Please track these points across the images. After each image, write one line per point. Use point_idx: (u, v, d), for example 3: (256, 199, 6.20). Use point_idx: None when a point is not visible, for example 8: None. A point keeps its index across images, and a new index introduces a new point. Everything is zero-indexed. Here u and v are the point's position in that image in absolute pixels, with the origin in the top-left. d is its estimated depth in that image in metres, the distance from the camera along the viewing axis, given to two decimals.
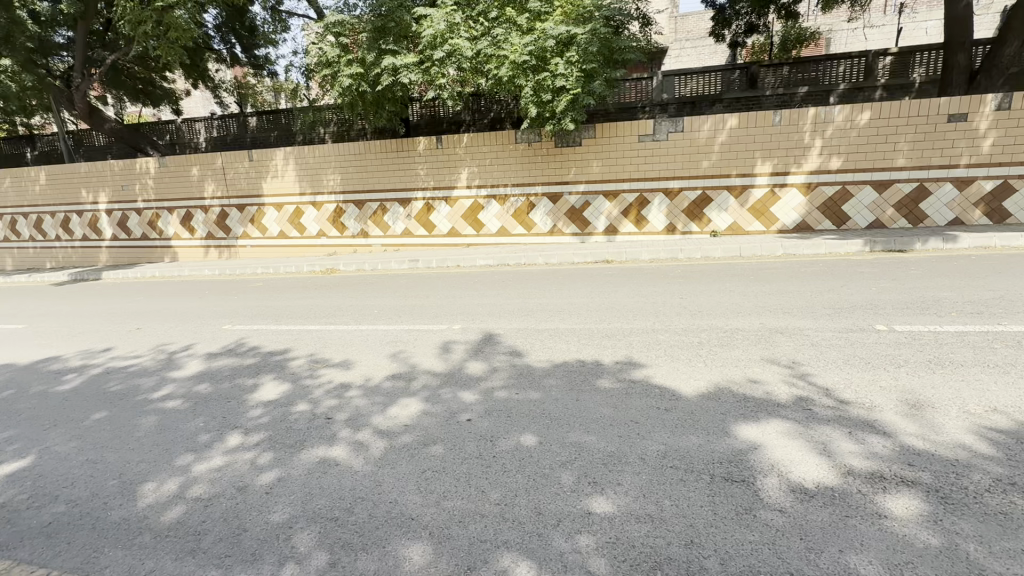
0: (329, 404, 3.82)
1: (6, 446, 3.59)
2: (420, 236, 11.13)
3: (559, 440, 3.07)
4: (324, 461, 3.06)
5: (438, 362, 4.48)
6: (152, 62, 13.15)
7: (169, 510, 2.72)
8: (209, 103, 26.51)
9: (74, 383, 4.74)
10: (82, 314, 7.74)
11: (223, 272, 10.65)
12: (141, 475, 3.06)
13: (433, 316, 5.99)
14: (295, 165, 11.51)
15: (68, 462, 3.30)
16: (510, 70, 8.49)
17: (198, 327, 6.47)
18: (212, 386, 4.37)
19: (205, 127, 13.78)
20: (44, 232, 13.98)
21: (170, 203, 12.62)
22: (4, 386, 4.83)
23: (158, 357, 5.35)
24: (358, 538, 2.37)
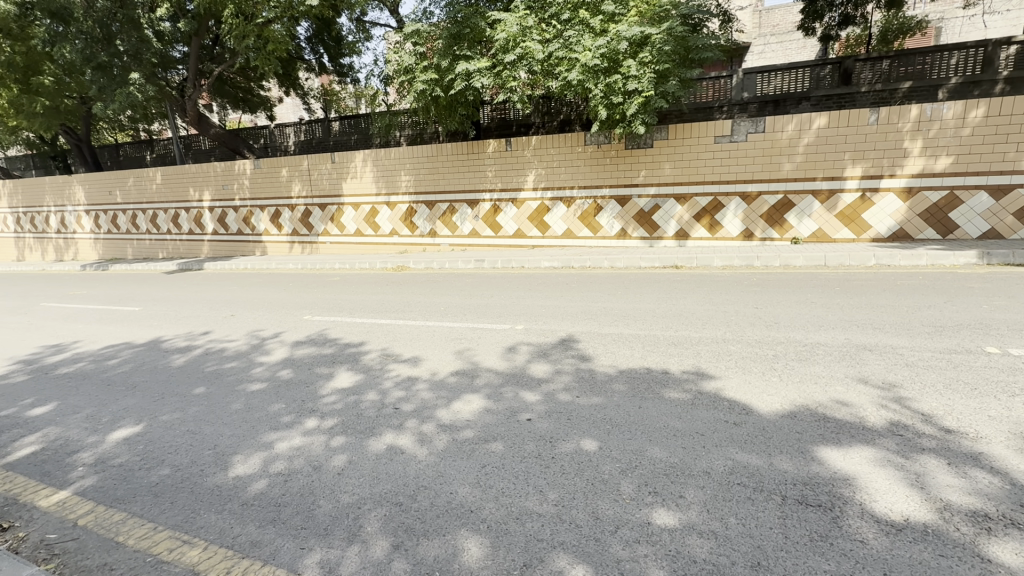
0: (397, 395, 4.00)
1: (124, 413, 4.09)
2: (486, 236, 11.36)
3: (619, 446, 3.03)
4: (391, 448, 3.22)
5: (501, 362, 4.56)
6: (252, 72, 14.42)
7: (253, 481, 2.97)
8: (298, 109, 28.64)
9: (179, 362, 5.31)
10: (187, 300, 8.65)
11: (305, 267, 11.47)
12: (231, 448, 3.38)
13: (497, 315, 6.11)
14: (373, 167, 12.15)
15: (173, 431, 3.71)
16: (579, 74, 8.44)
17: (283, 316, 7.03)
18: (294, 372, 4.73)
19: (293, 132, 14.85)
20: (157, 226, 15.73)
21: (262, 202, 13.78)
22: (123, 360, 5.50)
23: (249, 342, 5.88)
24: (420, 525, 2.47)
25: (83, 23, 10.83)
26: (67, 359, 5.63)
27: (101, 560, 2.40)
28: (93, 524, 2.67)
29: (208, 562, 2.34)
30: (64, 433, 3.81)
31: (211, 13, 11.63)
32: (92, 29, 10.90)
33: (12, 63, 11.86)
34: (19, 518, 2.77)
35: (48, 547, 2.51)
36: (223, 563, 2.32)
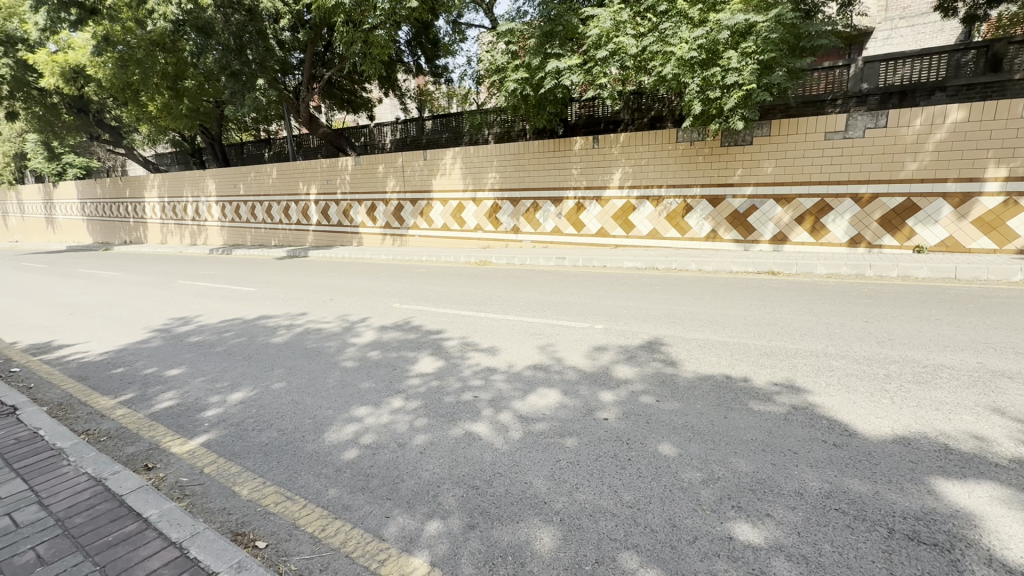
0: (476, 383, 4.14)
1: (240, 380, 4.63)
2: (568, 234, 11.32)
3: (700, 455, 2.90)
4: (469, 434, 3.35)
5: (579, 360, 4.56)
6: (357, 75, 15.51)
7: (346, 451, 3.24)
8: (395, 109, 30.37)
9: (285, 337, 5.89)
10: (293, 284, 9.55)
11: (396, 257, 12.16)
12: (327, 418, 3.70)
13: (577, 313, 6.09)
14: (461, 164, 12.58)
15: (280, 398, 4.13)
16: (675, 67, 8.08)
17: (375, 302, 7.53)
18: (383, 354, 5.06)
19: (390, 130, 15.80)
20: (271, 216, 17.49)
21: (360, 196, 14.80)
22: (240, 333, 6.21)
23: (344, 324, 6.37)
24: (495, 509, 2.55)
25: (220, 35, 12.04)
26: (197, 330, 6.46)
27: (222, 504, 2.74)
28: (215, 473, 3.07)
29: (307, 518, 2.59)
30: (194, 393, 4.38)
31: (325, 22, 12.67)
32: (228, 41, 12.10)
33: (165, 73, 13.73)
34: (159, 461, 3.24)
35: (181, 487, 2.92)
36: (319, 521, 2.56)
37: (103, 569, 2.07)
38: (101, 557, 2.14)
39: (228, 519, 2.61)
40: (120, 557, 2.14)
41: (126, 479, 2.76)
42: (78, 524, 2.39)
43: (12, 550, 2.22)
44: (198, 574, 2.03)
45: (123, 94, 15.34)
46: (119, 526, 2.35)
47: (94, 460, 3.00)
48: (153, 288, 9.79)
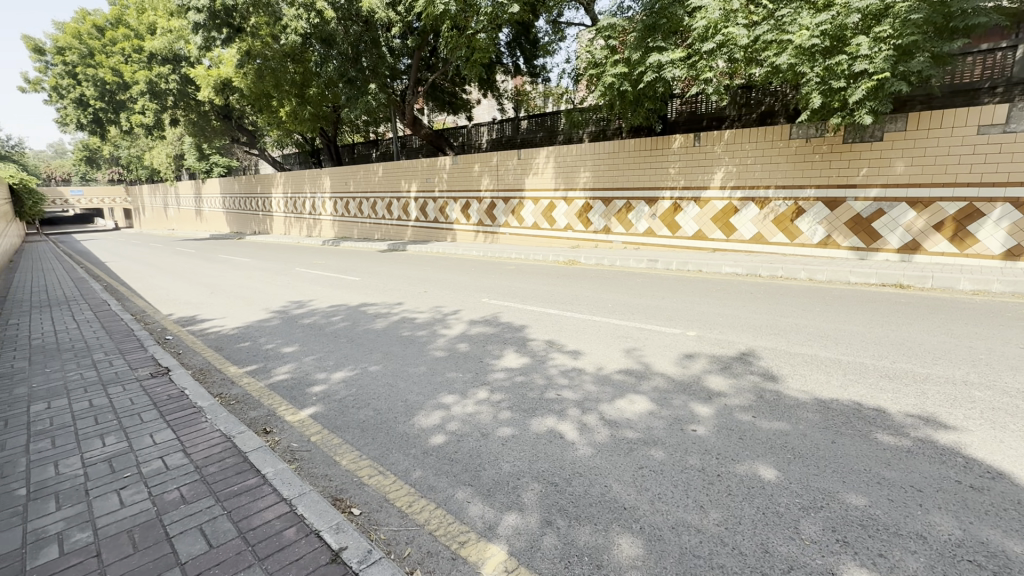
0: (560, 383, 4.15)
1: (343, 361, 5.06)
2: (662, 236, 10.89)
3: (801, 479, 2.67)
4: (552, 431, 3.37)
5: (668, 367, 4.38)
6: (459, 77, 16.17)
7: (434, 435, 3.42)
8: (492, 110, 31.21)
9: (384, 325, 6.33)
10: (393, 275, 10.23)
11: (487, 254, 12.52)
12: (418, 403, 3.93)
13: (668, 319, 5.86)
14: (554, 164, 12.61)
15: (377, 381, 4.45)
16: (790, 57, 7.45)
17: (465, 296, 7.81)
18: (471, 347, 5.25)
19: (487, 130, 16.31)
20: (376, 212, 18.85)
21: (456, 194, 15.42)
22: (345, 318, 6.78)
23: (437, 315, 6.69)
24: (574, 508, 2.55)
25: (341, 46, 13.21)
26: (308, 313, 7.16)
27: (325, 470, 3.03)
28: (320, 443, 3.39)
29: (396, 493, 2.78)
30: (305, 369, 4.87)
31: (432, 29, 13.34)
32: (347, 50, 13.22)
33: (294, 81, 15.33)
34: (275, 427, 3.65)
35: (292, 451, 3.27)
36: (407, 498, 2.73)
37: (229, 513, 2.38)
38: (228, 503, 2.47)
39: (329, 485, 2.88)
40: (242, 505, 2.45)
41: (249, 440, 3.15)
42: (211, 473, 2.77)
43: (163, 487, 2.63)
44: (304, 529, 2.26)
45: (260, 102, 17.40)
46: (243, 479, 2.69)
47: (226, 420, 3.46)
48: (276, 274, 11.00)
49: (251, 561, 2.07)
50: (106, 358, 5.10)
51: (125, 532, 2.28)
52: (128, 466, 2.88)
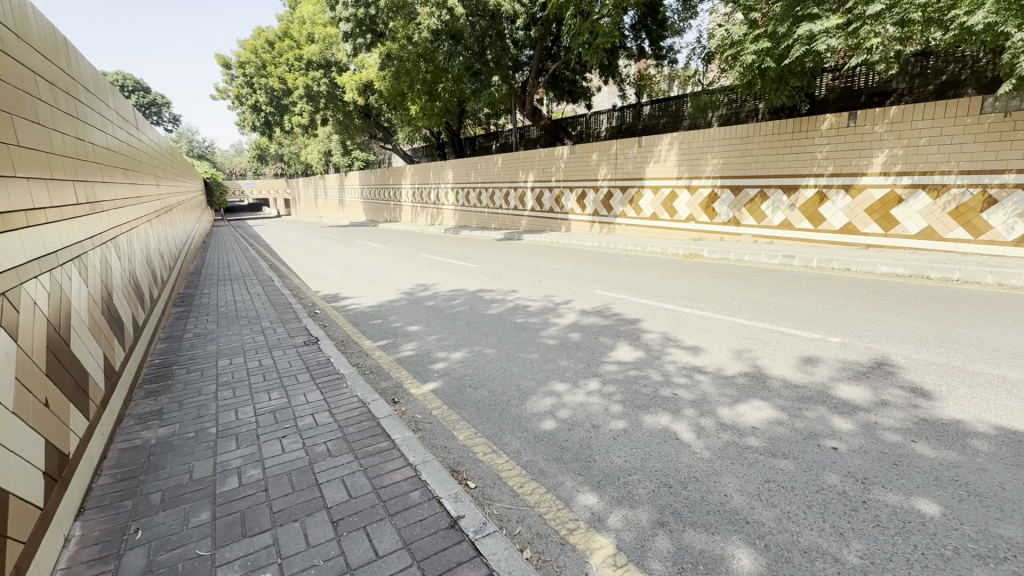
0: (677, 381, 3.95)
1: (460, 342, 5.36)
2: (801, 229, 9.76)
3: (976, 522, 2.24)
4: (666, 430, 3.23)
5: (803, 373, 3.93)
6: (579, 65, 15.98)
7: (545, 421, 3.48)
8: (612, 97, 30.42)
9: (498, 310, 6.56)
10: (508, 264, 10.55)
11: (602, 245, 12.33)
12: (530, 388, 4.02)
13: (805, 321, 5.25)
14: (678, 151, 11.90)
15: (491, 363, 4.65)
16: (988, 14, 6.08)
17: (578, 286, 7.77)
18: (583, 337, 5.21)
19: (607, 118, 16.10)
20: (494, 202, 19.52)
21: (572, 184, 15.34)
22: (463, 302, 7.16)
23: (549, 304, 6.75)
24: (689, 513, 2.43)
25: (468, 42, 13.80)
26: (432, 295, 7.70)
27: (444, 442, 3.25)
28: (440, 416, 3.65)
29: (508, 473, 2.89)
30: (427, 347, 5.26)
31: (556, 18, 13.32)
32: (473, 45, 13.77)
33: (425, 79, 16.37)
34: (402, 397, 4.01)
35: (416, 422, 3.56)
36: (519, 479, 2.83)
37: (365, 470, 2.68)
38: (364, 461, 2.78)
39: (448, 456, 3.08)
40: (375, 464, 2.74)
41: (381, 407, 3.50)
42: (351, 433, 3.14)
43: (314, 440, 3.05)
44: (427, 494, 2.46)
45: (395, 100, 18.91)
46: (376, 442, 3.01)
47: (362, 387, 3.89)
48: (404, 259, 11.99)
49: (382, 515, 2.31)
50: (272, 326, 6.01)
51: (286, 474, 2.69)
52: (288, 418, 3.39)
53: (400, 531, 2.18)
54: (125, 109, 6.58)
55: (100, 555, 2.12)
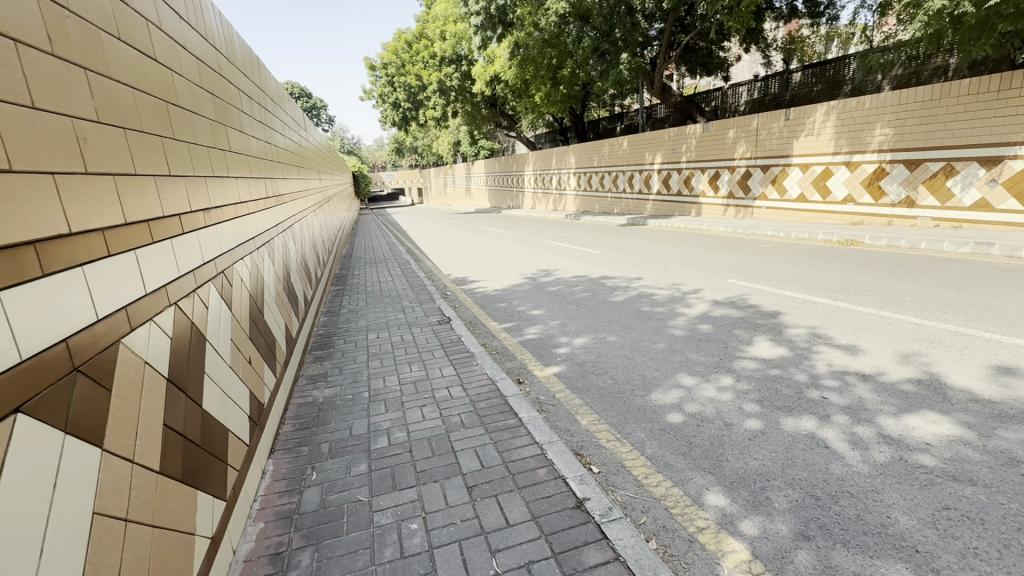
0: (826, 384, 3.53)
1: (583, 328, 5.38)
2: (1005, 210, 7.91)
3: None
4: (812, 436, 2.92)
5: (999, 386, 3.24)
6: (717, 33, 14.68)
7: (672, 414, 3.36)
8: (754, 65, 27.47)
9: (621, 298, 6.42)
10: (631, 250, 10.25)
11: (737, 230, 11.34)
12: (655, 379, 3.91)
13: (1006, 323, 4.30)
14: (836, 121, 10.37)
15: (614, 351, 4.60)
16: None
17: (709, 275, 7.26)
18: (714, 329, 4.89)
19: (747, 90, 15.45)
20: (618, 186, 18.98)
21: (704, 164, 14.26)
22: (585, 289, 7.14)
23: (676, 293, 6.43)
24: (840, 531, 2.18)
25: (596, 22, 13.46)
26: (554, 281, 7.80)
27: (567, 425, 3.32)
28: (563, 400, 3.72)
29: (633, 462, 2.86)
30: (550, 332, 5.37)
31: None
32: (601, 25, 13.40)
33: (550, 65, 16.35)
34: (527, 378, 4.16)
35: (541, 403, 3.69)
36: (644, 469, 2.78)
37: (495, 443, 2.87)
38: (494, 435, 2.97)
39: (572, 439, 3.14)
40: (504, 439, 2.91)
41: (508, 386, 3.69)
42: (482, 407, 3.36)
43: (449, 411, 3.33)
44: (553, 473, 2.55)
45: (520, 88, 19.23)
46: (504, 418, 3.19)
47: (490, 366, 4.12)
48: (526, 245, 12.29)
49: (512, 487, 2.45)
50: (410, 305, 6.63)
51: (426, 439, 2.98)
52: (427, 389, 3.74)
53: (529, 504, 2.30)
54: (297, 114, 7.65)
55: (287, 488, 2.58)
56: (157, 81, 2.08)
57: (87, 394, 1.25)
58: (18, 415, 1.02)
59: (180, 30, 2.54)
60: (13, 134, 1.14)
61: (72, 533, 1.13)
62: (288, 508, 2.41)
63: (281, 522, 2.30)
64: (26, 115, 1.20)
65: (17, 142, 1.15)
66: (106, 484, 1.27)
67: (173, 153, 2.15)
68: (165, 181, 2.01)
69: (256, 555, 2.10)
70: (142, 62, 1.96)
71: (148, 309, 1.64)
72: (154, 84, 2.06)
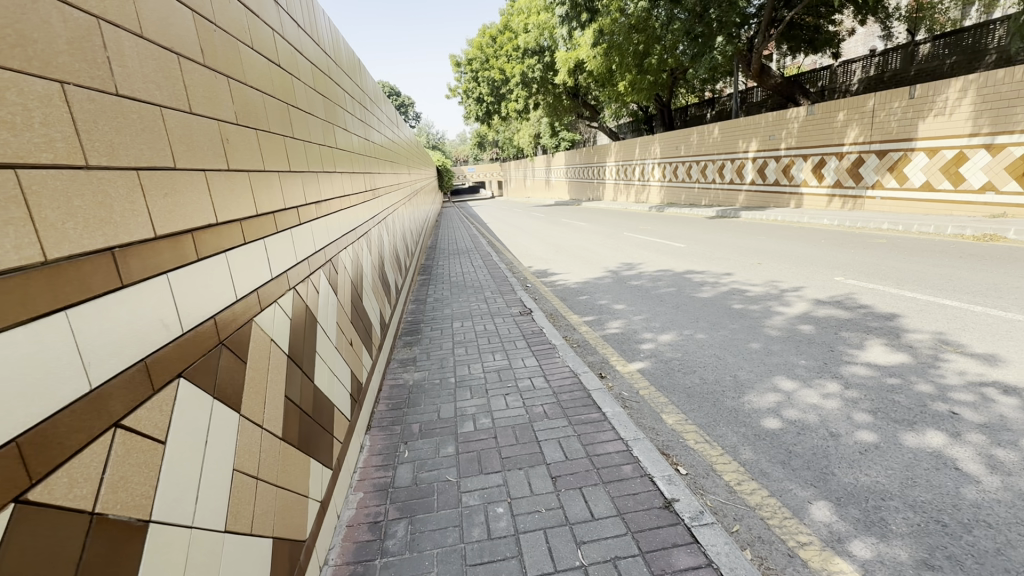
0: (956, 397, 3.11)
1: (668, 324, 5.18)
2: None
3: None
4: (939, 455, 2.59)
5: None
6: (827, 5, 13.30)
7: (768, 419, 3.15)
8: (871, 38, 24.60)
9: (710, 295, 6.09)
10: (721, 244, 9.67)
11: (844, 224, 10.29)
12: (749, 381, 3.67)
13: None
14: (975, 98, 9.02)
15: (703, 350, 4.38)
16: None
17: (812, 272, 6.66)
18: (817, 331, 4.49)
19: (862, 67, 14.11)
20: (706, 176, 17.95)
21: (807, 150, 13.04)
22: (670, 284, 6.85)
23: (773, 290, 5.97)
24: (974, 565, 1.92)
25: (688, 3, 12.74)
26: (637, 275, 7.58)
27: (652, 423, 3.23)
28: (648, 397, 3.62)
29: (724, 466, 2.72)
30: (634, 326, 5.24)
31: None
32: (693, 6, 12.67)
33: (637, 51, 15.78)
34: (609, 373, 4.10)
35: (624, 399, 3.61)
36: (736, 475, 2.63)
37: (579, 436, 2.86)
38: (578, 428, 2.96)
39: (658, 437, 3.05)
40: (588, 433, 2.89)
41: (591, 380, 3.66)
42: (564, 399, 3.37)
43: (532, 401, 3.37)
44: (638, 470, 2.49)
45: (604, 77, 18.76)
46: (587, 412, 3.16)
47: (573, 359, 4.11)
48: (607, 238, 12.04)
49: (597, 481, 2.43)
50: (492, 296, 6.77)
51: (510, 427, 3.04)
52: (510, 378, 3.82)
53: (614, 500, 2.28)
54: (390, 113, 8.07)
55: (383, 463, 2.76)
56: (280, 85, 2.30)
57: (230, 365, 1.42)
58: (181, 380, 1.18)
59: (298, 38, 2.78)
60: (177, 135, 1.31)
61: (218, 485, 1.29)
62: (384, 482, 2.58)
63: (378, 494, 2.48)
64: (185, 118, 1.37)
65: (180, 142, 1.32)
66: (242, 446, 1.44)
67: (292, 151, 2.36)
68: (287, 176, 2.21)
69: (357, 522, 2.27)
70: (269, 68, 2.17)
71: (273, 292, 1.82)
72: (278, 88, 2.27)
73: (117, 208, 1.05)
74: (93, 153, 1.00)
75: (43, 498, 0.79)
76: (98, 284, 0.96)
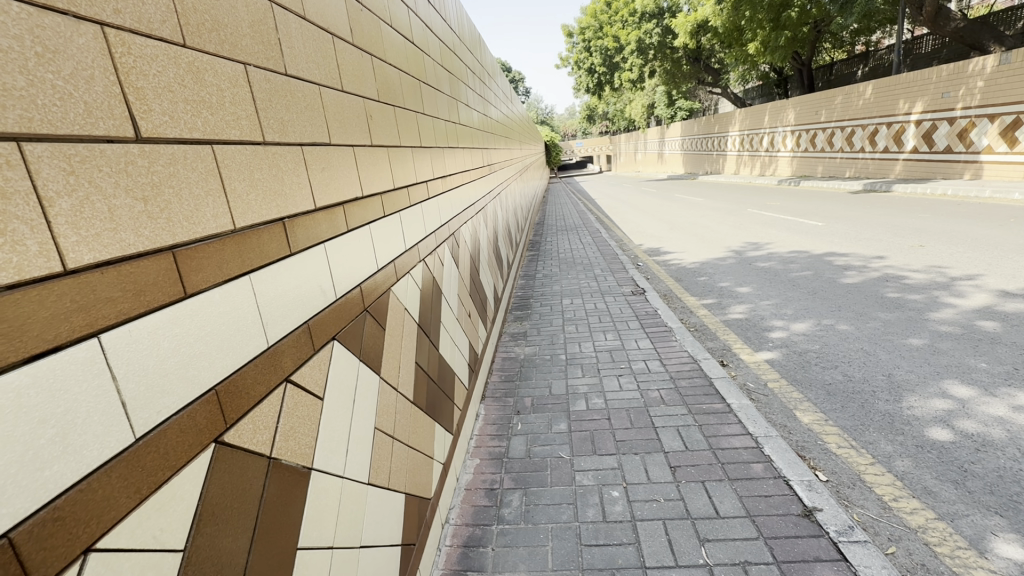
0: None
1: (803, 312, 4.63)
2: None
3: None
4: None
5: None
6: None
7: (935, 429, 2.67)
8: None
9: (856, 281, 5.32)
10: (870, 223, 8.36)
11: None
12: (908, 383, 3.15)
13: None
14: None
15: (847, 343, 3.85)
16: None
17: (996, 258, 5.50)
18: (1004, 329, 3.70)
19: None
20: (851, 144, 15.60)
21: (995, 109, 10.70)
22: (805, 267, 6.11)
23: (940, 278, 5.04)
24: None
25: None
26: (765, 256, 6.86)
27: (783, 420, 2.93)
28: (778, 391, 3.28)
29: (876, 477, 2.37)
30: (760, 312, 4.77)
31: None
32: None
33: (773, 4, 14.00)
34: (732, 361, 3.78)
35: (750, 390, 3.32)
36: (891, 489, 2.28)
37: (701, 427, 2.68)
38: (699, 418, 2.77)
39: (791, 436, 2.76)
40: (711, 424, 2.69)
41: (713, 367, 3.41)
42: (683, 386, 3.18)
43: (647, 385, 3.23)
44: (771, 471, 2.27)
45: (732, 36, 16.96)
46: (710, 402, 2.95)
47: (691, 344, 3.86)
48: (727, 215, 11.04)
49: (721, 477, 2.26)
50: (602, 274, 6.59)
51: (625, 410, 2.95)
52: (623, 359, 3.70)
53: (743, 499, 2.10)
54: (505, 88, 8.08)
55: (497, 433, 2.83)
56: (413, 62, 2.36)
57: (372, 331, 1.51)
58: (334, 343, 1.27)
59: (429, 15, 2.84)
60: (332, 111, 1.40)
61: (364, 441, 1.39)
62: (499, 451, 2.65)
63: (494, 462, 2.56)
64: (338, 97, 1.45)
65: (333, 118, 1.40)
66: (382, 406, 1.54)
67: (423, 127, 2.44)
68: (418, 152, 2.29)
69: (474, 487, 2.37)
70: (404, 45, 2.24)
71: (407, 263, 1.91)
72: (412, 65, 2.35)
73: (287, 181, 1.14)
74: (269, 130, 1.09)
75: (235, 441, 0.88)
76: (272, 251, 1.05)
